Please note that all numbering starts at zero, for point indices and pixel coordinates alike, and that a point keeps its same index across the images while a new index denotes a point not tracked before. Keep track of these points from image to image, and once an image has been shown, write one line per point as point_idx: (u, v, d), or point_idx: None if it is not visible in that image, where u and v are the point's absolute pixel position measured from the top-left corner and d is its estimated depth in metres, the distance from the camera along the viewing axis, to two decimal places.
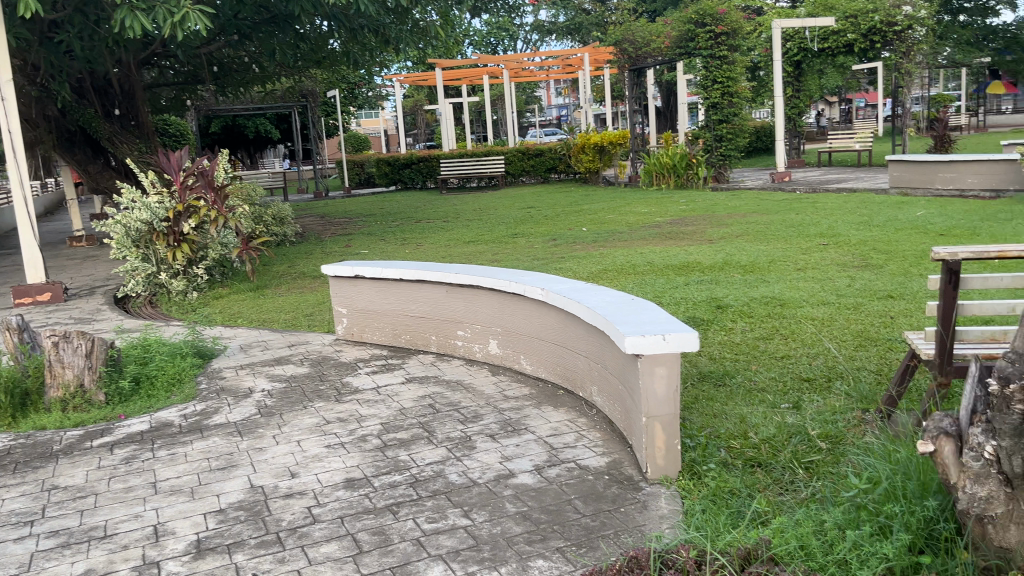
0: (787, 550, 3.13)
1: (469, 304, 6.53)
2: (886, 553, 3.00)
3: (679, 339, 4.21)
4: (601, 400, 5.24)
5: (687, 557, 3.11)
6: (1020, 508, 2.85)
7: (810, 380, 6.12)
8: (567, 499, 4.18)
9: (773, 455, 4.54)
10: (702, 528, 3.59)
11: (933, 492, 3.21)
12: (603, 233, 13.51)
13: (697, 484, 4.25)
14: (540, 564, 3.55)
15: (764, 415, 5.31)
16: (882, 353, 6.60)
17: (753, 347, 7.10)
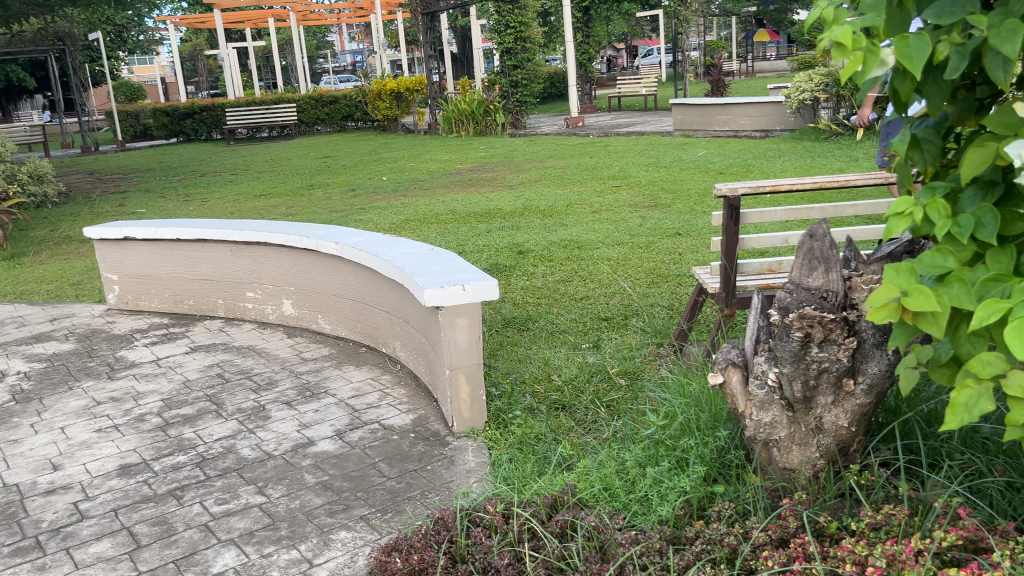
0: (592, 493, 3.12)
1: (257, 262, 6.06)
2: (684, 487, 3.02)
3: (479, 287, 4.09)
4: (404, 355, 5.05)
5: (494, 513, 3.01)
6: (800, 430, 3.01)
7: (608, 319, 6.27)
8: (370, 462, 3.97)
9: (576, 395, 4.58)
10: (510, 479, 3.51)
11: (723, 422, 3.32)
12: (404, 181, 13.19)
13: (504, 433, 4.18)
14: (342, 536, 3.33)
15: (566, 357, 5.35)
16: (673, 289, 6.87)
17: (554, 290, 7.17)
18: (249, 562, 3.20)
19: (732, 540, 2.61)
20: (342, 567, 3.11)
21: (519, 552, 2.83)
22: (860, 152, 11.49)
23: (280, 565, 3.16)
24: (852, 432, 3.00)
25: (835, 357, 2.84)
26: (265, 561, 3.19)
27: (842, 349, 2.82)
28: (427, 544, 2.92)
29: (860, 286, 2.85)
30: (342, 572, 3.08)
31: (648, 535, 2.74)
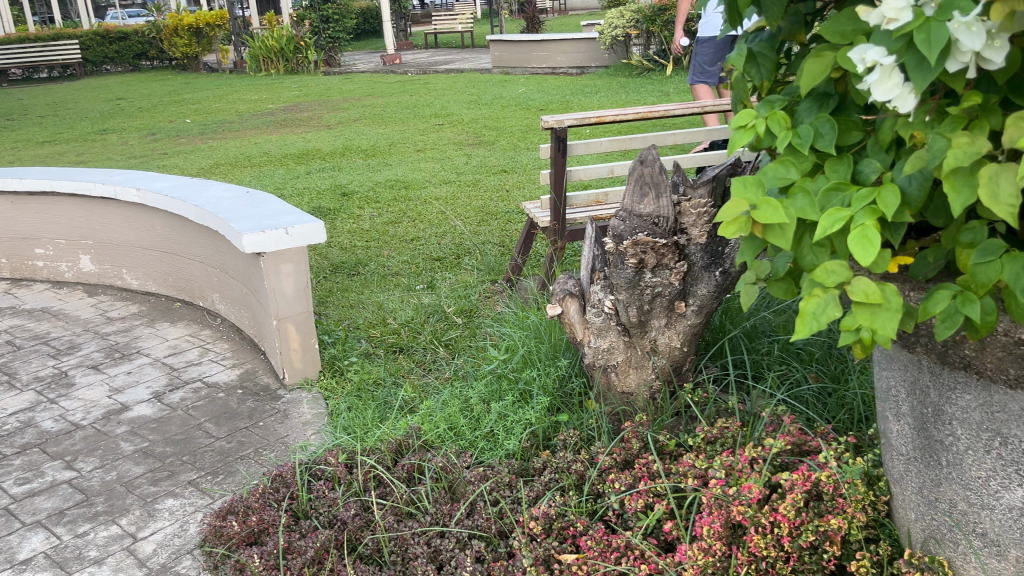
0: (437, 434, 3.07)
1: (45, 215, 5.42)
2: (529, 419, 3.01)
3: (304, 230, 3.84)
4: (225, 308, 4.71)
5: (336, 464, 2.87)
6: (636, 353, 3.08)
7: (440, 258, 6.18)
8: (195, 424, 3.69)
9: (413, 337, 4.50)
10: (350, 428, 3.37)
11: (563, 352, 3.34)
12: (211, 123, 12.28)
13: (340, 382, 4.01)
14: (169, 504, 3.07)
15: (401, 300, 5.21)
16: (503, 226, 6.86)
17: (383, 232, 6.96)
18: (62, 543, 2.88)
19: (579, 467, 2.63)
20: (171, 538, 2.87)
21: (366, 501, 2.73)
22: (670, 87, 11.94)
23: (99, 543, 2.87)
24: (685, 352, 3.10)
25: (667, 282, 2.92)
26: (81, 541, 2.88)
27: (674, 274, 2.91)
28: (265, 503, 2.74)
29: (689, 211, 2.88)
30: (171, 542, 2.84)
31: (497, 471, 2.72)
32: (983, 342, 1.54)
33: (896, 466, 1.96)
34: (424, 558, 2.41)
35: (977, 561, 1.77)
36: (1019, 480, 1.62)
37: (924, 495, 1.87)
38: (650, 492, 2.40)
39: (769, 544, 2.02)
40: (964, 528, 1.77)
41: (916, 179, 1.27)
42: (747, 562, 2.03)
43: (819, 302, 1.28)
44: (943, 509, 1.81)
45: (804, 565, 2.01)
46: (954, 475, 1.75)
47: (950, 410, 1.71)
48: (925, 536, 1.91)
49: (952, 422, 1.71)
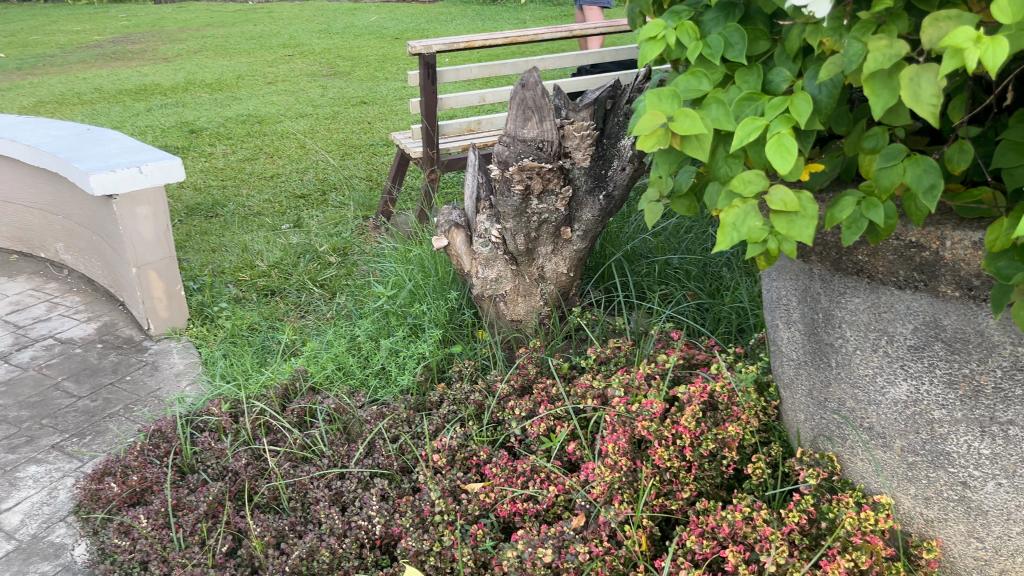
0: (325, 376, 2.97)
1: None
2: (422, 353, 2.96)
3: (160, 168, 3.55)
4: (72, 258, 4.33)
5: (220, 414, 2.73)
6: (524, 281, 3.08)
7: (305, 196, 5.93)
8: (52, 383, 3.39)
9: (286, 279, 4.31)
10: (229, 376, 3.20)
11: (450, 284, 3.29)
12: (28, 57, 11.08)
13: (211, 329, 3.79)
14: (32, 471, 2.82)
15: (268, 240, 4.96)
16: (368, 159, 6.64)
17: (239, 170, 6.58)
18: None
19: (477, 397, 2.61)
20: (40, 507, 2.64)
21: (257, 450, 2.61)
22: (526, 13, 11.81)
23: None
24: (571, 277, 3.13)
25: (553, 208, 2.90)
26: None
27: (559, 199, 2.89)
28: (147, 461, 2.57)
29: (572, 135, 2.81)
30: (40, 511, 2.62)
31: (394, 407, 2.66)
32: (877, 246, 1.62)
33: (787, 371, 2.06)
34: (326, 501, 2.34)
35: (864, 453, 1.89)
36: (903, 375, 1.72)
37: (814, 396, 1.98)
38: (551, 415, 2.42)
39: (673, 456, 2.08)
40: (851, 424, 1.89)
41: (825, 86, 1.29)
42: (652, 475, 2.08)
43: (738, 213, 1.29)
44: (832, 408, 1.93)
45: (705, 472, 2.09)
46: (843, 375, 1.85)
47: (839, 314, 1.79)
48: (814, 435, 2.03)
49: (841, 325, 1.80)
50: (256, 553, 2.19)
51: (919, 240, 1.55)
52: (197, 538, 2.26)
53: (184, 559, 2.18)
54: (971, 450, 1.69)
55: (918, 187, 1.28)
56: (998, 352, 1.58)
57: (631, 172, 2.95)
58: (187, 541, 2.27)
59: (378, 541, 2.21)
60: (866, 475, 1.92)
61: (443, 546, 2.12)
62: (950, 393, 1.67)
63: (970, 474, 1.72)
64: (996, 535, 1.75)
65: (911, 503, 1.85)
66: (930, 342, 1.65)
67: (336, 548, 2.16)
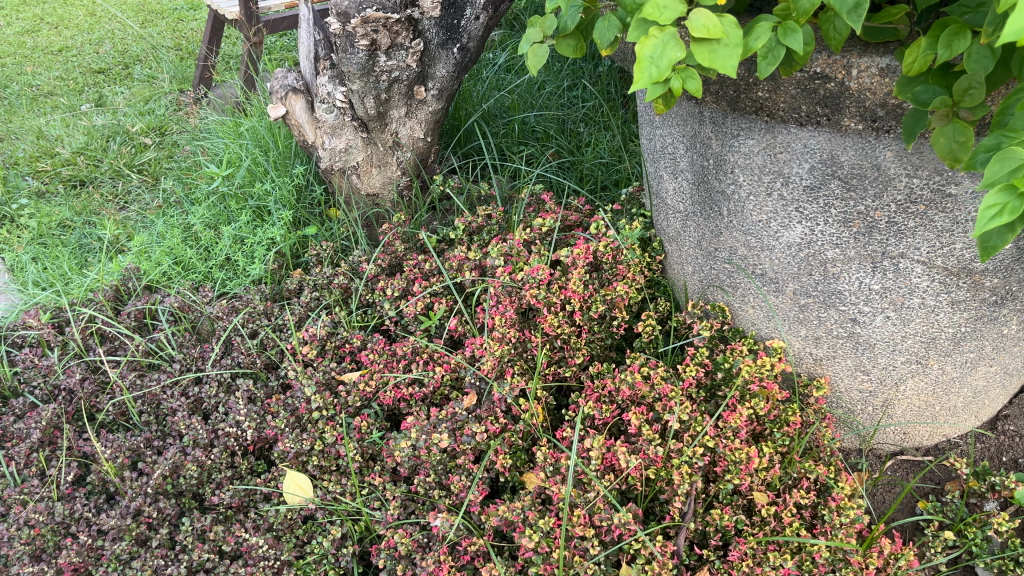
0: (162, 273, 2.65)
1: None
2: (272, 238, 2.65)
3: None
4: None
5: (40, 327, 2.37)
6: (377, 151, 2.85)
7: (104, 72, 5.22)
8: None
9: (96, 167, 3.84)
10: (46, 283, 2.81)
11: (294, 158, 2.98)
12: None
13: (12, 232, 3.30)
14: None
15: (66, 124, 4.34)
16: (172, 25, 5.90)
17: (18, 45, 5.67)
18: None
19: (342, 280, 2.40)
20: None
21: (92, 362, 2.29)
22: None
23: None
24: (429, 142, 2.92)
25: (404, 65, 2.62)
26: None
27: (410, 55, 2.60)
28: None
29: None
30: None
31: (248, 299, 2.41)
32: (779, 80, 1.48)
33: (673, 224, 1.99)
34: (184, 411, 2.09)
35: (757, 299, 1.87)
36: (799, 217, 1.66)
37: (703, 247, 1.92)
38: (427, 292, 2.26)
39: (562, 322, 1.97)
40: (743, 272, 1.85)
41: None
42: (542, 343, 1.98)
43: (655, 44, 1.09)
44: (723, 258, 1.87)
45: (595, 335, 1.99)
46: (735, 223, 1.78)
47: (732, 158, 1.70)
48: (702, 286, 2.00)
49: (734, 170, 1.71)
50: (109, 478, 1.92)
51: (824, 71, 1.42)
52: (35, 469, 1.96)
53: (23, 496, 1.88)
54: (863, 286, 1.68)
55: (843, 8, 1.14)
56: (894, 186, 1.53)
57: (485, 21, 2.65)
58: (23, 475, 1.96)
59: (251, 446, 2.01)
60: (757, 322, 1.91)
61: (326, 444, 1.96)
62: (844, 232, 1.63)
63: (860, 311, 1.72)
64: (881, 366, 1.80)
65: (801, 344, 1.86)
66: (827, 181, 1.58)
67: (204, 461, 1.93)
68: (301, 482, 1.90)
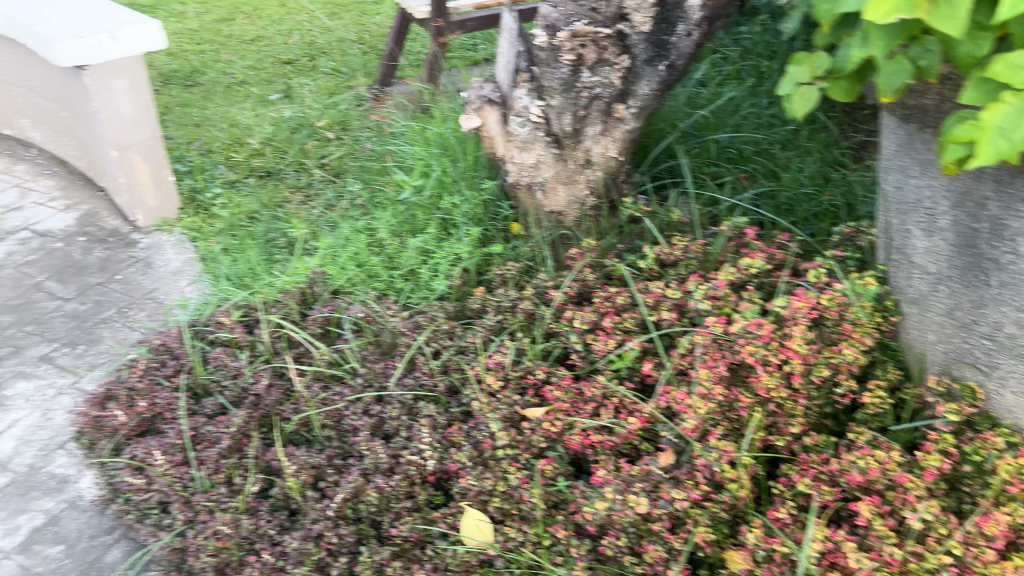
0: (348, 279, 2.66)
1: None
2: (458, 255, 2.63)
3: (136, 33, 3.04)
4: (41, 136, 3.97)
5: (233, 327, 2.42)
6: (567, 168, 2.73)
7: (292, 62, 5.41)
8: (34, 284, 3.07)
9: (281, 158, 3.96)
10: (236, 278, 2.91)
11: (482, 170, 2.93)
12: None
13: (206, 220, 3.43)
14: (22, 388, 2.56)
15: (257, 113, 4.52)
16: (357, 19, 6.10)
17: (215, 32, 5.98)
18: None
19: (527, 306, 2.31)
20: (35, 431, 2.40)
21: (279, 367, 2.30)
22: None
23: None
24: (621, 161, 2.77)
25: (607, 81, 2.51)
26: None
27: (615, 71, 2.49)
28: (154, 382, 2.27)
29: None
30: (34, 436, 2.38)
31: (432, 317, 2.37)
32: None
33: (918, 286, 1.77)
34: (366, 431, 2.05)
35: (1020, 384, 1.62)
36: None
37: (956, 317, 1.70)
38: (618, 329, 2.13)
39: (778, 384, 1.77)
40: (1009, 351, 1.62)
41: None
42: (752, 405, 1.78)
43: (1008, 115, 1.28)
44: (984, 332, 1.65)
45: (813, 401, 1.78)
46: (1009, 295, 1.57)
47: (1015, 224, 1.51)
48: (947, 360, 1.76)
49: (1016, 238, 1.52)
50: (292, 495, 1.91)
51: None
52: (223, 477, 1.97)
53: (211, 503, 1.90)
54: None
55: None
56: None
57: (697, 38, 2.48)
58: (211, 480, 1.98)
59: (431, 477, 1.94)
60: (1016, 410, 1.65)
61: (509, 486, 1.86)
62: None
63: None
64: None
65: None
66: None
67: (384, 488, 1.88)
68: (482, 524, 1.83)
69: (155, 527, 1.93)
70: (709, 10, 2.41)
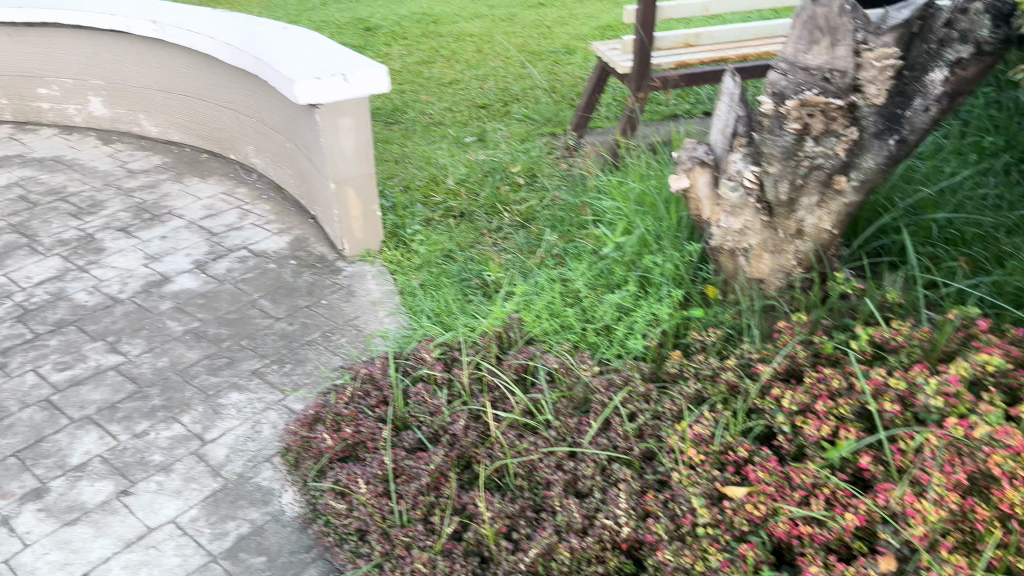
0: (543, 328, 2.68)
1: (50, 48, 4.85)
2: (657, 315, 2.60)
3: (366, 77, 3.25)
4: (263, 163, 4.31)
5: (433, 364, 2.49)
6: (775, 236, 2.64)
7: (486, 107, 5.61)
8: (249, 300, 3.32)
9: (473, 201, 4.09)
10: (434, 314, 3.03)
11: (684, 231, 2.90)
12: None
13: (405, 255, 3.59)
14: (235, 399, 2.75)
15: (453, 154, 4.72)
16: (550, 68, 6.29)
17: (416, 73, 6.32)
18: (119, 446, 2.57)
19: (730, 376, 2.24)
20: (244, 442, 2.57)
21: (475, 411, 2.35)
22: None
23: (162, 446, 2.56)
24: (835, 234, 2.65)
25: (832, 152, 2.42)
26: (141, 443, 2.57)
27: (841, 143, 2.40)
28: (358, 410, 2.36)
29: (870, 64, 2.27)
30: (245, 447, 2.55)
31: (628, 378, 2.35)
32: None
33: None
34: (560, 487, 2.04)
35: None
36: None
37: None
38: (831, 415, 2.03)
39: None
40: None
41: None
42: (991, 521, 1.68)
43: None
44: None
45: None
46: None
47: None
48: None
49: None
50: (487, 542, 1.94)
51: None
52: (420, 513, 2.02)
53: (408, 539, 1.95)
54: None
55: None
56: None
57: (934, 113, 2.40)
58: (409, 515, 2.03)
59: (623, 544, 1.90)
60: None
61: (709, 567, 1.79)
62: None
63: None
64: None
65: None
66: None
67: (577, 548, 1.86)
68: None
69: (353, 553, 2.01)
70: (952, 85, 2.35)
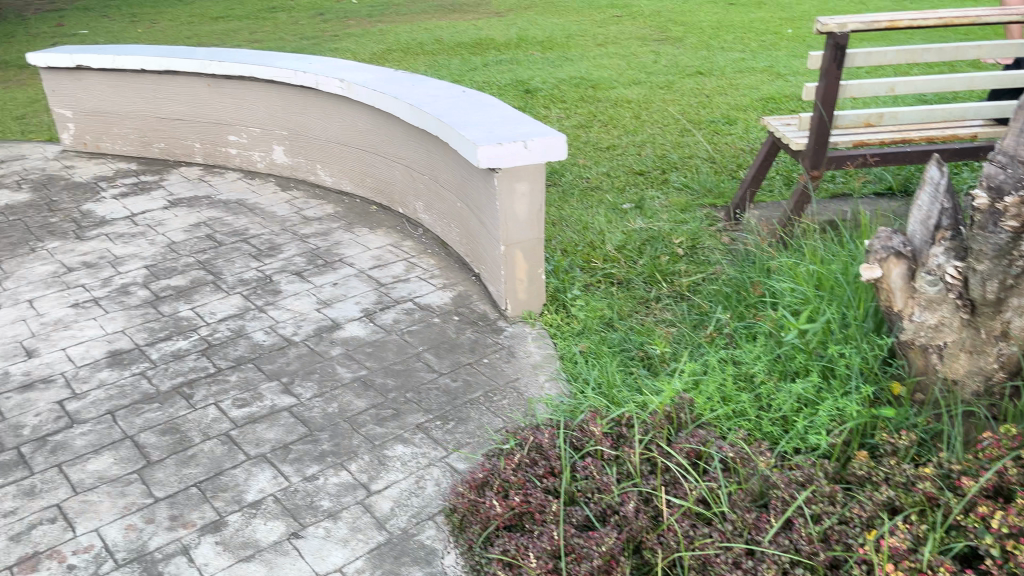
0: (714, 412, 2.60)
1: (246, 99, 5.24)
2: (843, 411, 2.47)
3: (545, 145, 3.31)
4: (430, 219, 4.46)
5: (602, 438, 2.45)
6: (974, 336, 2.43)
7: (644, 174, 5.62)
8: (414, 353, 3.40)
9: (632, 269, 4.06)
10: (598, 384, 3.01)
11: (870, 322, 2.77)
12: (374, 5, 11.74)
13: (565, 321, 3.59)
14: (400, 452, 2.81)
15: (611, 220, 4.72)
16: (709, 138, 6.25)
17: (574, 137, 6.42)
18: (291, 487, 2.66)
19: (930, 488, 2.09)
20: (408, 497, 2.60)
21: (646, 493, 2.29)
22: None
23: (331, 492, 2.63)
24: None
25: None
26: (312, 487, 2.65)
27: None
28: (526, 478, 2.35)
29: None
30: (409, 502, 2.58)
31: (811, 476, 2.23)
32: None
33: None
34: None
35: None
36: None
37: None
38: None
39: None
40: None
41: None
42: None
43: None
44: None
45: None
46: None
47: None
48: None
49: None
50: None
51: None
52: None
53: None
54: None
55: None
56: None
57: None
58: None
59: None
60: None
61: None
62: None
63: None
64: None
65: None
66: None
67: None
68: None
69: None
70: None
